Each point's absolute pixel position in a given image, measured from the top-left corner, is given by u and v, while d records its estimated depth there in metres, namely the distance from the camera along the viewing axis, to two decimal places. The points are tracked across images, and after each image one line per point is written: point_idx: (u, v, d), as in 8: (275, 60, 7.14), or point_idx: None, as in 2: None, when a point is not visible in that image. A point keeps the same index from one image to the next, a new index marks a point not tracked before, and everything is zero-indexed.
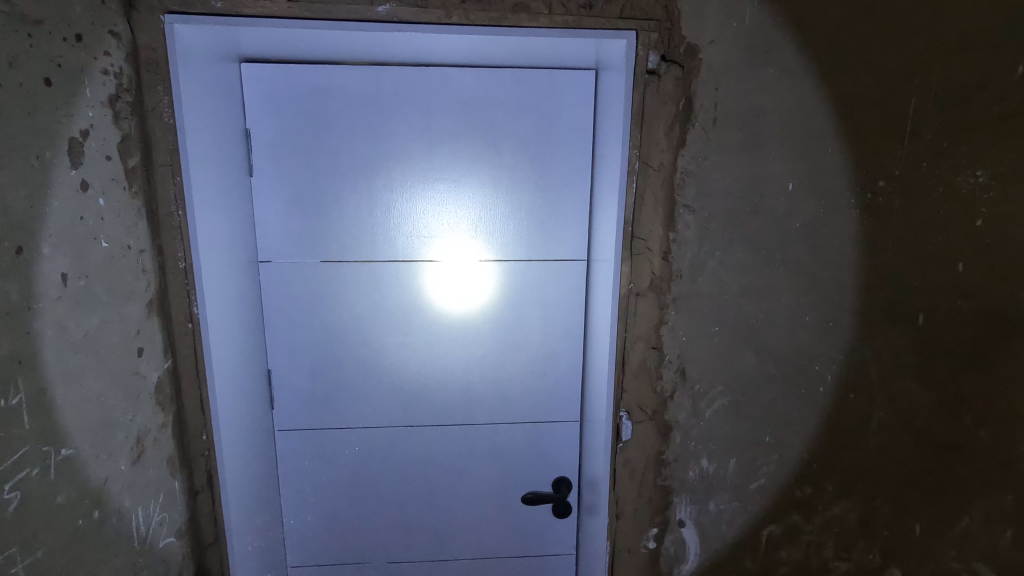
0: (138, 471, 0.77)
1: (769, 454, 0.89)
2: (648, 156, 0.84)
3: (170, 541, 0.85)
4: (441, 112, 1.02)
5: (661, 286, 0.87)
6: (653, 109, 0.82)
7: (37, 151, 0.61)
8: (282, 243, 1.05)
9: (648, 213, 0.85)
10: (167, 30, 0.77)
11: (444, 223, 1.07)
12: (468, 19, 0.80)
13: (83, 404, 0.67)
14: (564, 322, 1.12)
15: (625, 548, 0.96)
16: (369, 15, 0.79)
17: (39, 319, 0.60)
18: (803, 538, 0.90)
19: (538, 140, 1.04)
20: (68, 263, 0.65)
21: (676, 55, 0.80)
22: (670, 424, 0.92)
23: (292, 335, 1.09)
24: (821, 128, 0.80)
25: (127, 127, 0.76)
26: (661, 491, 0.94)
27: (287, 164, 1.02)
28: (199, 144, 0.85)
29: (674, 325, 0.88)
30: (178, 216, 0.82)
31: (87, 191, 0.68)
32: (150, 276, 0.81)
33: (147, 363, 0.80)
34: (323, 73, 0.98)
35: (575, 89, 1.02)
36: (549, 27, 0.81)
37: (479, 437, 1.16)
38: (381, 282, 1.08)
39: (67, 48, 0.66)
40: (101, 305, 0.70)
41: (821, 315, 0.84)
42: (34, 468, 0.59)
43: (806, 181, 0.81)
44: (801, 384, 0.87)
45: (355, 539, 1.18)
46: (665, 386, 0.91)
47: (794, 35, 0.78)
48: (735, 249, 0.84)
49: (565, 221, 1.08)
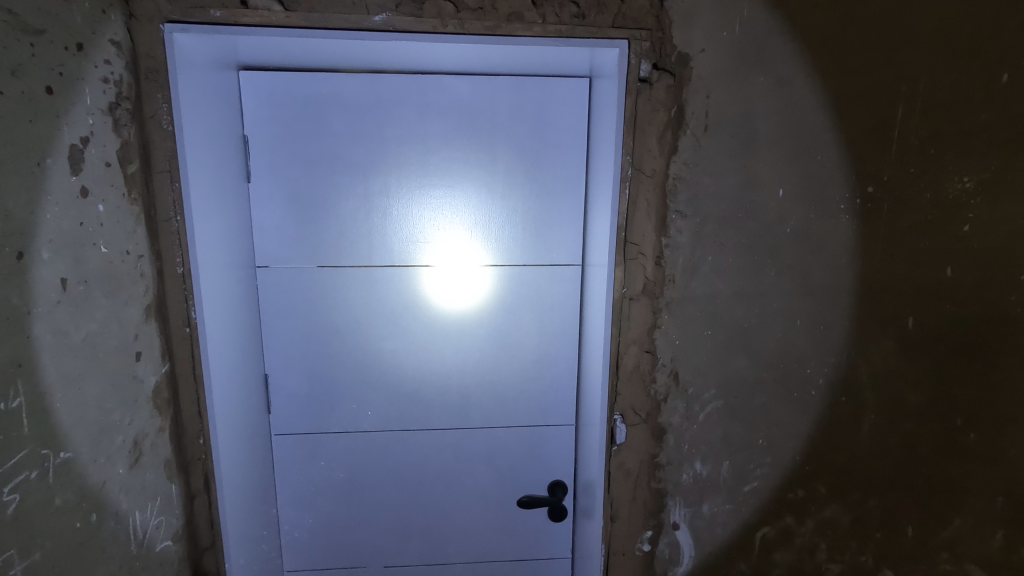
0: (135, 474, 0.78)
1: (762, 456, 0.90)
2: (641, 163, 0.86)
3: (166, 544, 0.85)
4: (438, 119, 1.03)
5: (655, 290, 0.90)
6: (646, 116, 0.85)
7: (38, 158, 0.62)
8: (279, 248, 1.06)
9: (641, 218, 0.88)
10: (166, 39, 0.79)
11: (442, 229, 1.08)
12: (463, 28, 0.81)
13: (81, 408, 0.67)
14: (559, 325, 1.13)
15: (619, 552, 0.99)
16: (365, 24, 0.80)
17: (39, 323, 0.61)
18: (796, 540, 0.90)
19: (533, 145, 1.06)
20: (67, 268, 0.66)
21: (667, 64, 0.83)
22: (664, 427, 0.94)
23: (291, 339, 1.10)
24: (812, 134, 0.80)
25: (127, 134, 0.77)
26: (655, 494, 0.97)
27: (285, 170, 1.03)
28: (198, 150, 0.86)
29: (666, 329, 0.91)
30: (176, 222, 0.83)
31: (87, 197, 0.69)
32: (149, 281, 0.82)
33: (145, 366, 0.81)
34: (323, 81, 1.00)
35: (569, 96, 1.04)
36: (542, 36, 0.82)
37: (474, 441, 1.17)
38: (380, 284, 1.09)
39: (69, 56, 0.67)
40: (100, 309, 0.71)
41: (812, 319, 0.84)
42: (33, 471, 0.59)
43: (797, 186, 0.82)
44: (793, 387, 0.87)
45: (353, 543, 1.19)
46: (659, 390, 0.93)
47: (783, 42, 0.79)
48: (727, 254, 0.86)
49: (561, 226, 1.09)
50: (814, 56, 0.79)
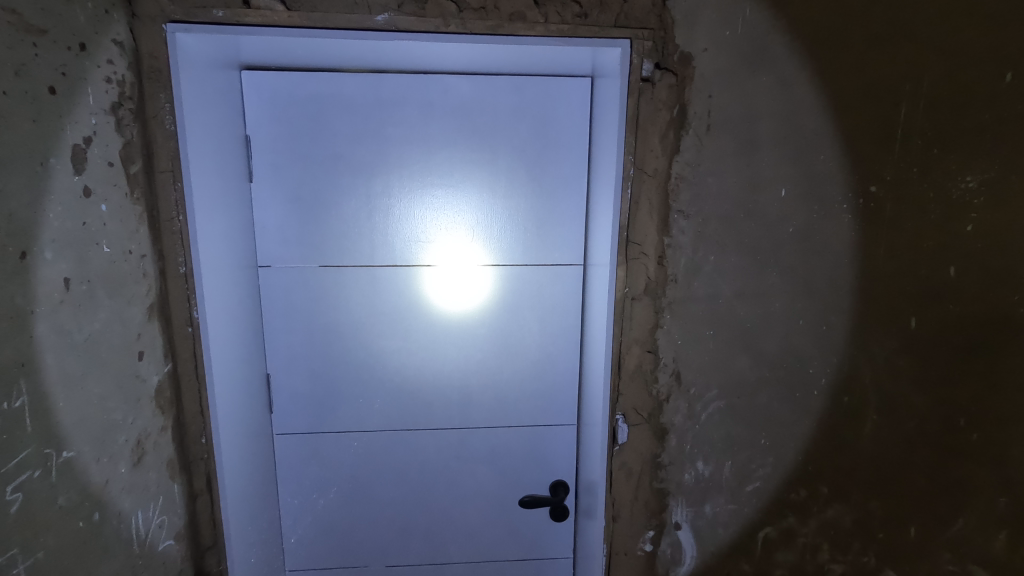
0: (137, 473, 0.78)
1: (764, 456, 0.90)
2: (643, 163, 0.86)
3: (168, 544, 0.85)
4: (440, 119, 1.03)
5: (657, 290, 0.90)
6: (648, 116, 0.84)
7: (42, 157, 0.62)
8: (280, 248, 1.06)
9: (643, 218, 0.88)
10: (168, 39, 0.79)
11: (443, 229, 1.08)
12: (465, 28, 0.81)
13: (84, 407, 0.67)
14: (561, 325, 1.13)
15: (621, 552, 0.99)
16: (367, 24, 0.80)
17: (42, 323, 0.61)
18: (798, 540, 0.90)
19: (535, 145, 1.06)
20: (70, 268, 0.66)
21: (670, 63, 0.83)
22: (665, 427, 0.94)
23: (292, 339, 1.10)
24: (815, 133, 0.80)
25: (129, 133, 0.77)
26: (656, 494, 0.96)
27: (286, 169, 1.03)
28: (200, 150, 0.86)
29: (668, 329, 0.91)
30: (179, 221, 0.83)
31: (89, 197, 0.69)
32: (151, 280, 0.82)
33: (147, 365, 0.81)
34: (324, 81, 1.00)
35: (570, 96, 1.04)
36: (544, 36, 0.82)
37: (475, 440, 1.17)
38: (382, 284, 1.09)
39: (71, 56, 0.67)
40: (103, 308, 0.71)
41: (814, 319, 0.84)
42: (35, 470, 0.60)
43: (800, 185, 0.82)
44: (796, 387, 0.87)
45: (354, 543, 1.19)
46: (660, 390, 0.93)
47: (785, 41, 0.79)
48: (730, 254, 0.86)
49: (562, 225, 1.09)
50: (817, 55, 0.78)
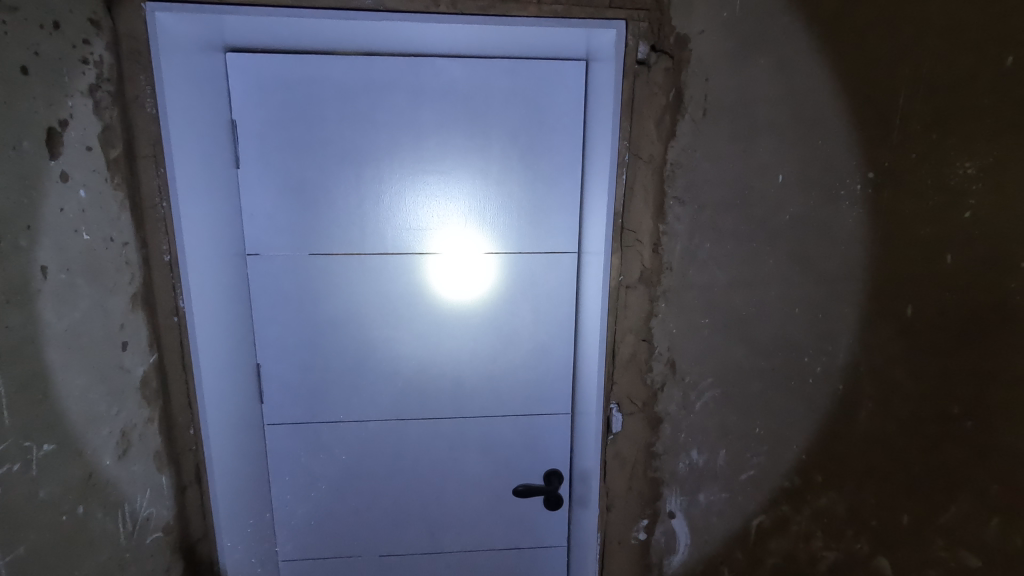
0: (124, 465, 0.77)
1: (759, 444, 0.89)
2: (638, 148, 0.90)
3: (157, 535, 0.84)
4: (430, 104, 1.01)
5: (651, 278, 0.95)
6: (643, 99, 0.88)
7: (15, 141, 0.59)
8: (269, 236, 1.04)
9: (639, 202, 0.93)
10: (147, 18, 0.76)
11: (435, 217, 1.06)
12: (457, 8, 0.80)
13: (67, 399, 0.66)
14: (552, 314, 1.12)
15: (615, 540, 1.05)
16: (353, 4, 0.78)
17: (20, 313, 0.59)
18: (792, 528, 0.86)
19: (527, 131, 1.04)
20: (49, 256, 0.64)
21: (665, 45, 0.86)
22: (659, 416, 1.00)
23: (281, 328, 1.08)
24: (817, 112, 0.75)
25: (108, 117, 0.75)
26: (650, 483, 1.03)
27: (274, 156, 1.01)
28: (184, 134, 0.84)
29: (663, 317, 0.96)
30: (163, 208, 0.81)
31: (67, 181, 0.67)
32: (134, 269, 0.80)
33: (132, 356, 0.79)
34: (312, 64, 0.98)
35: (565, 80, 1.02)
36: (538, 16, 0.82)
37: (470, 430, 1.16)
38: (374, 273, 1.07)
39: (44, 36, 0.64)
40: (84, 298, 0.69)
41: (812, 305, 0.80)
42: (15, 464, 0.58)
43: (798, 169, 0.79)
44: (795, 376, 0.83)
45: (348, 534, 1.18)
46: (655, 378, 0.99)
47: (786, 22, 0.77)
48: (727, 242, 0.87)
49: (554, 212, 1.07)
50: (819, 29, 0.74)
